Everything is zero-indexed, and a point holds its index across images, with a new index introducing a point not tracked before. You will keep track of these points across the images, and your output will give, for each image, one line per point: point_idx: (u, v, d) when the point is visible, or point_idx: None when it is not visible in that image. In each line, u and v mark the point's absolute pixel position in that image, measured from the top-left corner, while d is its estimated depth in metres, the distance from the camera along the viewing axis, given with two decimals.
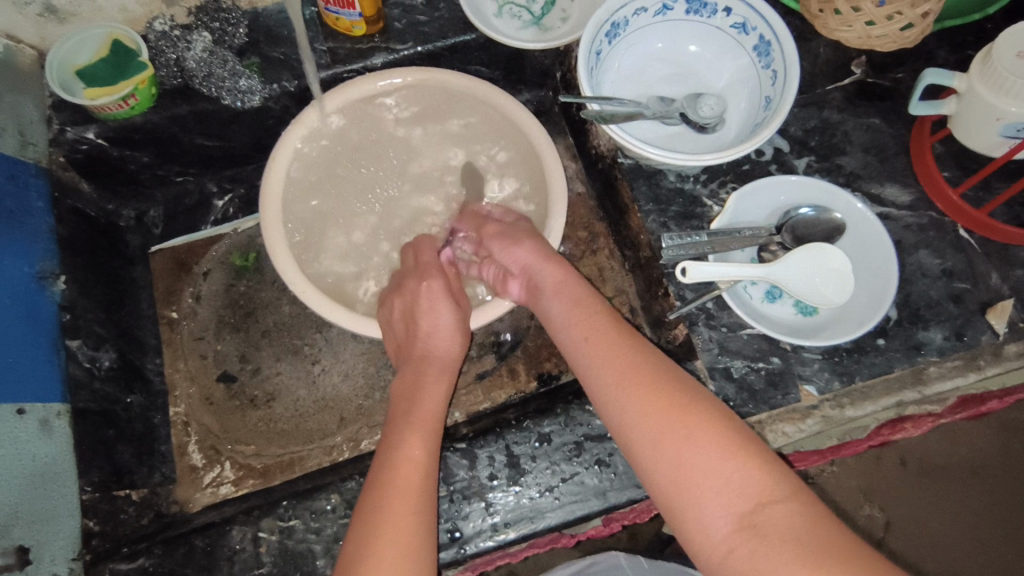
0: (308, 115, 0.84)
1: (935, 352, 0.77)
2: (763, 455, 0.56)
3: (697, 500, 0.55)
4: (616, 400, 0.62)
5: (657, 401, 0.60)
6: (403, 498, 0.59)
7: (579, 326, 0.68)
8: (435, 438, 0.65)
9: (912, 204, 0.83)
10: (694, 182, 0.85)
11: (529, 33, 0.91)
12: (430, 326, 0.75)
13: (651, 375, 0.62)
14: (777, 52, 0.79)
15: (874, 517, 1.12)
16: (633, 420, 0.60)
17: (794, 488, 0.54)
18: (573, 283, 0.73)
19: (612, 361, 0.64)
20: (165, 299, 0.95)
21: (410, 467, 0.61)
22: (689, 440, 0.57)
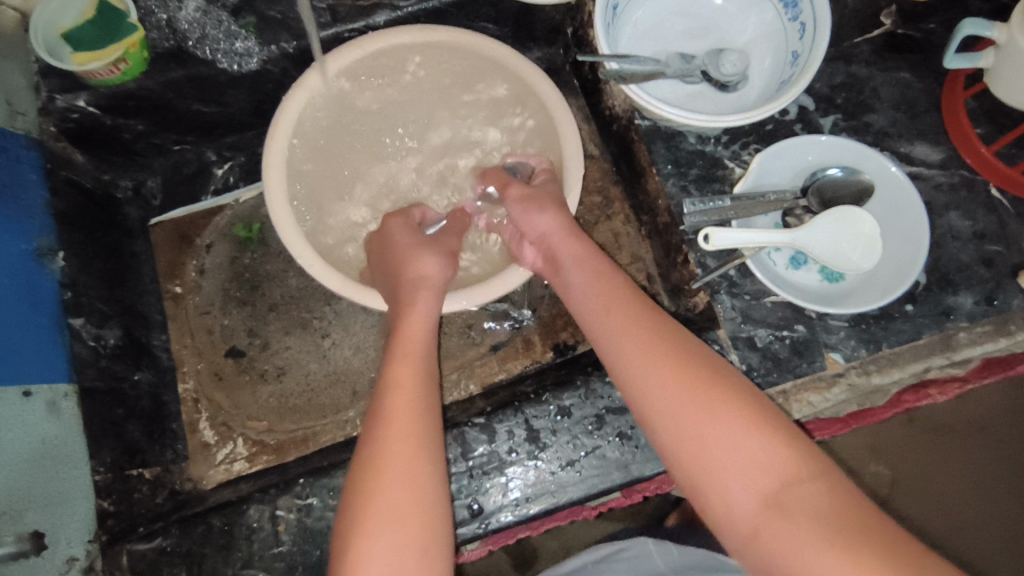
0: (309, 78, 0.79)
1: (965, 317, 0.75)
2: (788, 430, 0.54)
3: (719, 475, 0.53)
4: (631, 369, 0.60)
5: (678, 373, 0.57)
6: (403, 417, 0.58)
7: (599, 295, 0.66)
8: (425, 360, 0.64)
9: (943, 162, 0.80)
10: (715, 144, 0.81)
11: None
12: (409, 253, 0.73)
13: (671, 343, 0.60)
14: (806, 3, 0.74)
15: (880, 475, 1.11)
16: (652, 392, 0.58)
17: (821, 465, 0.53)
18: (593, 258, 0.69)
19: (629, 331, 0.62)
20: (168, 274, 0.93)
21: (405, 388, 0.61)
22: (713, 414, 0.55)
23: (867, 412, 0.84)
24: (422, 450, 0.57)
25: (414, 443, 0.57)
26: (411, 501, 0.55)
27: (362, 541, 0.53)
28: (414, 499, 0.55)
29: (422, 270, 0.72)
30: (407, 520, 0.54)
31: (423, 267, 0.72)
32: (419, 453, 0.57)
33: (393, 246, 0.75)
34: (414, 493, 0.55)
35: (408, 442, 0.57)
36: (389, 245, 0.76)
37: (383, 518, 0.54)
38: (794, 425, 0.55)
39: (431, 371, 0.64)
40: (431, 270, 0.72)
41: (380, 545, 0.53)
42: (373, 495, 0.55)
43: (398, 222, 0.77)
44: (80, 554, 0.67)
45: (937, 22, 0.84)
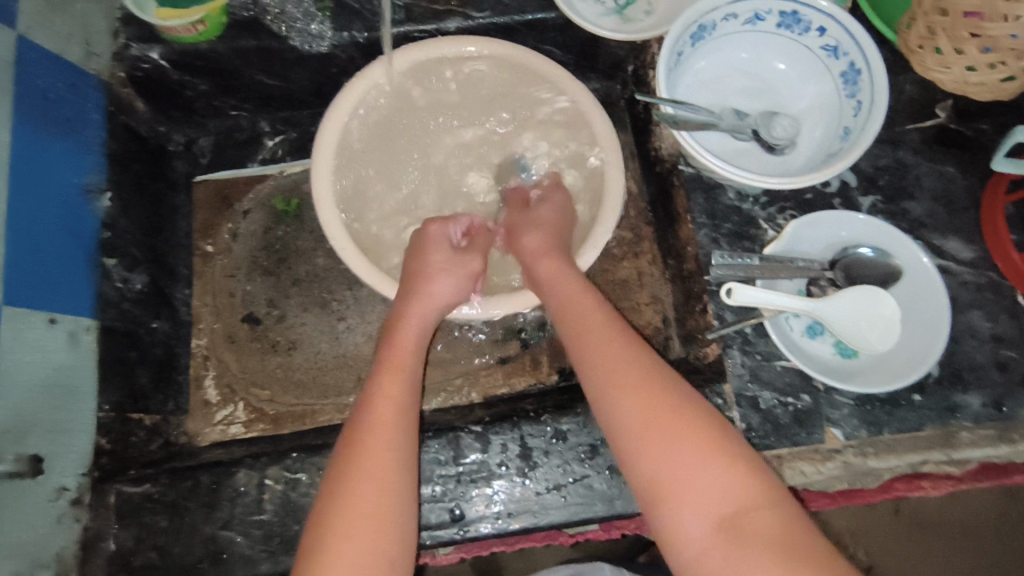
0: (373, 69, 0.81)
1: (970, 417, 0.75)
2: (752, 463, 0.55)
3: (674, 495, 0.55)
4: (604, 391, 0.62)
5: (647, 404, 0.59)
6: (379, 435, 0.62)
7: (580, 320, 0.69)
8: (409, 381, 0.67)
9: (973, 261, 0.81)
10: (753, 203, 0.83)
11: (610, 21, 0.88)
12: (429, 270, 0.77)
13: (644, 376, 0.61)
14: (866, 81, 0.76)
15: (857, 560, 1.10)
16: (620, 412, 0.60)
17: (776, 496, 0.54)
18: (564, 275, 0.73)
19: (607, 350, 0.65)
20: (202, 232, 0.95)
21: (384, 407, 0.64)
22: (671, 437, 0.56)
23: (856, 491, 0.82)
24: (391, 470, 0.60)
25: (383, 462, 0.60)
26: (375, 517, 0.57)
27: (324, 547, 0.55)
28: (378, 515, 0.58)
29: (433, 290, 0.75)
30: (368, 533, 0.56)
31: (436, 286, 0.76)
32: (390, 475, 0.60)
33: (421, 256, 0.79)
34: (381, 511, 0.58)
35: (378, 462, 0.60)
36: (415, 257, 0.79)
37: (347, 528, 0.56)
38: (758, 457, 0.56)
39: (414, 393, 0.67)
40: (443, 292, 0.76)
41: (341, 553, 0.55)
42: (340, 506, 0.58)
43: (438, 229, 0.81)
44: (71, 485, 0.69)
45: (990, 123, 0.85)
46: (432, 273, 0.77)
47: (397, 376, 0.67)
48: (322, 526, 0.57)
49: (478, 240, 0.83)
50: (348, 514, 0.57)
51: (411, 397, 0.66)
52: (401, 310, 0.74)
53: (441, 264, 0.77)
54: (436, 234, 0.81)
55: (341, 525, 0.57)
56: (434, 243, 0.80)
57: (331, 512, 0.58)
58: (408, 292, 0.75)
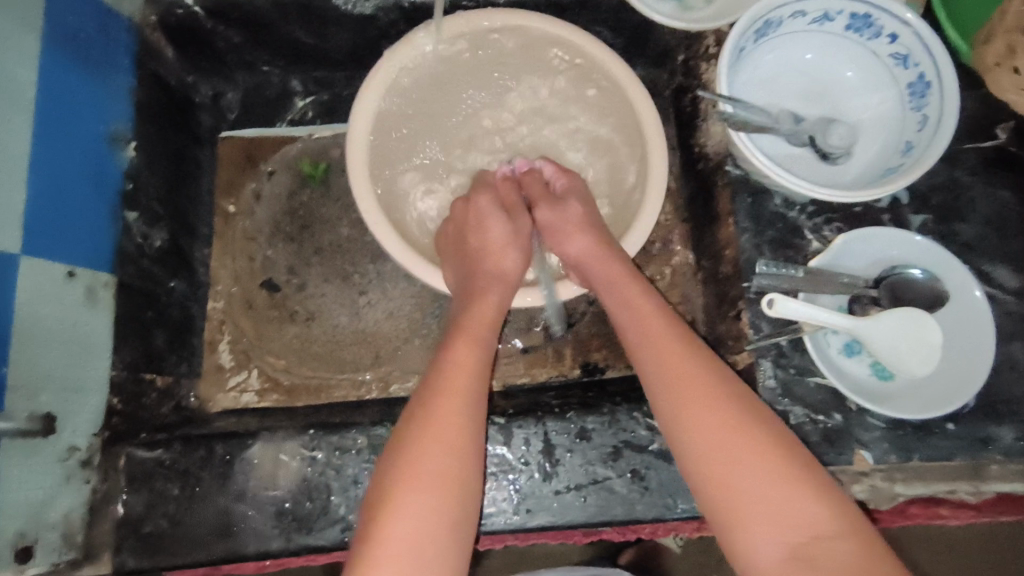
0: (419, 36, 0.78)
1: (1002, 451, 0.74)
2: (826, 488, 0.55)
3: (749, 519, 0.55)
4: (674, 402, 0.61)
5: (721, 422, 0.59)
6: (457, 398, 0.61)
7: (643, 323, 0.67)
8: (485, 348, 0.66)
9: (1021, 291, 0.78)
10: (800, 212, 0.80)
11: (667, 7, 0.84)
12: (494, 246, 0.74)
13: (719, 391, 0.60)
14: (935, 96, 0.73)
15: None
16: (690, 428, 0.59)
17: (851, 523, 0.54)
18: (616, 267, 0.71)
19: (673, 358, 0.63)
20: (225, 191, 0.92)
21: (458, 371, 0.63)
22: (745, 458, 0.57)
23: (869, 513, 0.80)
24: (465, 434, 0.60)
25: (458, 425, 0.60)
26: (448, 479, 0.57)
27: (395, 504, 0.55)
28: (449, 476, 0.57)
29: (504, 268, 0.74)
30: (442, 495, 0.56)
31: (504, 263, 0.74)
32: (463, 438, 0.59)
33: (480, 232, 0.75)
34: (453, 473, 0.58)
35: (452, 423, 0.60)
36: (472, 232, 0.75)
37: (420, 486, 0.56)
38: (832, 482, 0.56)
39: (488, 364, 0.66)
40: (511, 268, 0.74)
41: (412, 512, 0.55)
42: (411, 464, 0.57)
43: (489, 199, 0.77)
44: (81, 446, 0.66)
45: None
46: (499, 245, 0.74)
47: (473, 347, 0.65)
48: (392, 483, 0.56)
49: (514, 197, 0.79)
50: (420, 474, 0.57)
51: (485, 364, 0.65)
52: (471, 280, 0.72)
53: (507, 238, 0.75)
54: (486, 206, 0.77)
55: (417, 483, 0.56)
56: (491, 218, 0.76)
57: (402, 471, 0.57)
58: (476, 265, 0.73)
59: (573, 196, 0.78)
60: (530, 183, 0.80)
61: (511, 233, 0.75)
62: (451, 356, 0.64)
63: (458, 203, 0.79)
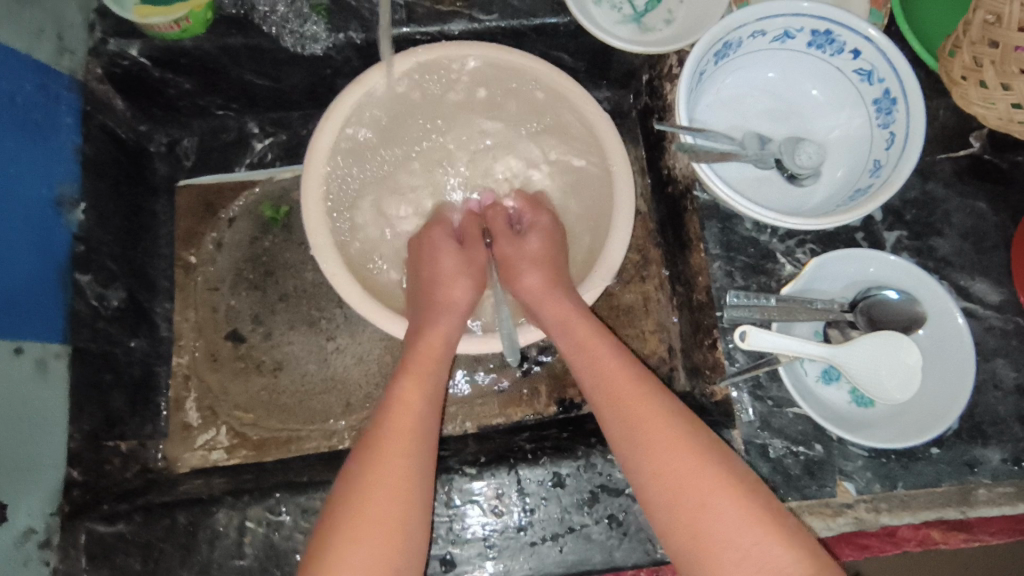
0: (370, 76, 0.76)
1: (988, 473, 0.71)
2: (794, 533, 0.55)
3: (715, 565, 0.54)
4: (640, 442, 0.61)
5: (678, 461, 0.58)
6: (406, 440, 0.61)
7: (605, 361, 0.67)
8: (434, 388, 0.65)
9: (1000, 305, 0.77)
10: (771, 235, 0.78)
11: (626, 30, 0.83)
12: (444, 276, 0.75)
13: (673, 427, 0.61)
14: (900, 113, 0.71)
15: None
16: (657, 468, 0.59)
17: (818, 565, 0.53)
18: (580, 317, 0.70)
19: (636, 396, 0.63)
20: (184, 241, 0.89)
21: (405, 411, 0.62)
22: (709, 501, 0.56)
23: (860, 539, 0.75)
24: (410, 477, 0.59)
25: (402, 467, 0.59)
26: (396, 525, 0.56)
27: (340, 552, 0.54)
28: (394, 519, 0.56)
29: (451, 296, 0.74)
30: (390, 543, 0.55)
31: (455, 292, 0.74)
32: (408, 482, 0.59)
33: (430, 263, 0.76)
34: (397, 518, 0.57)
35: (397, 463, 0.59)
36: (423, 262, 0.77)
37: (363, 533, 0.55)
38: (798, 523, 0.56)
39: (435, 398, 0.65)
40: (461, 296, 0.74)
41: (356, 562, 0.54)
42: (354, 511, 0.56)
43: (438, 232, 0.79)
44: (39, 526, 0.65)
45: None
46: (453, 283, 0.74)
47: (419, 381, 0.65)
48: (335, 533, 0.55)
49: (476, 229, 0.81)
50: (366, 520, 0.56)
51: (434, 404, 0.65)
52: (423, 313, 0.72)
53: (456, 267, 0.76)
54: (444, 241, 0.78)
55: (361, 530, 0.55)
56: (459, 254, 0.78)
57: (348, 515, 0.56)
58: (426, 300, 0.73)
59: (533, 230, 0.78)
60: (493, 218, 0.81)
61: (460, 265, 0.76)
62: (399, 396, 0.63)
63: (415, 239, 0.79)
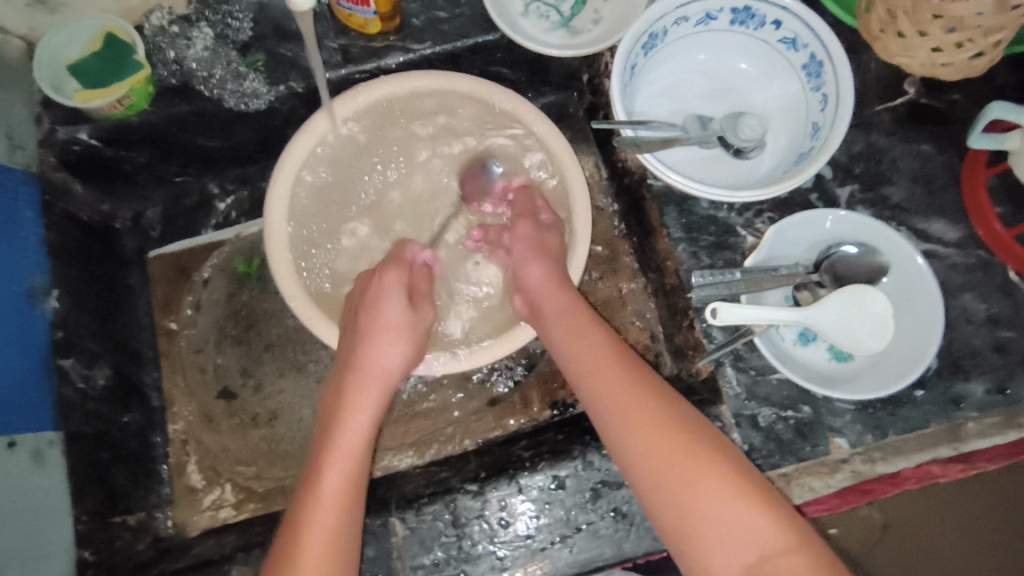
0: (316, 123, 0.79)
1: (974, 407, 0.73)
2: (776, 504, 0.56)
3: (704, 540, 0.56)
4: (622, 429, 0.63)
5: (657, 442, 0.60)
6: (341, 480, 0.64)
7: (586, 356, 0.69)
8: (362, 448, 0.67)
9: (960, 242, 0.78)
10: (728, 211, 0.80)
11: (556, 36, 0.85)
12: (383, 330, 0.73)
13: (652, 409, 0.63)
14: (830, 73, 0.73)
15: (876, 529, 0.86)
16: (639, 453, 0.61)
17: (799, 533, 0.55)
18: (578, 311, 0.73)
19: (614, 388, 0.65)
20: (163, 309, 0.90)
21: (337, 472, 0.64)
22: (692, 480, 0.58)
23: (863, 487, 0.74)
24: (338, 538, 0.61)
25: (332, 528, 0.61)
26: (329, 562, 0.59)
27: None
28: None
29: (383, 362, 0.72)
30: None
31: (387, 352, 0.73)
32: (338, 536, 0.61)
33: (377, 311, 0.74)
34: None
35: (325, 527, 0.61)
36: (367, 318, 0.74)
37: None
38: (778, 495, 0.57)
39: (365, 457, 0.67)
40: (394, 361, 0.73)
41: None
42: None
43: (394, 274, 0.77)
44: None
45: (959, 93, 0.82)
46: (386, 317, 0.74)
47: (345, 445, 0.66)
48: None
49: (422, 283, 0.80)
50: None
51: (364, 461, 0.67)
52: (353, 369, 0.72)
53: (399, 322, 0.74)
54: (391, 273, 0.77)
55: None
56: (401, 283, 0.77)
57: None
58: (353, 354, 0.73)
59: (550, 229, 0.79)
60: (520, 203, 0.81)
61: (400, 318, 0.74)
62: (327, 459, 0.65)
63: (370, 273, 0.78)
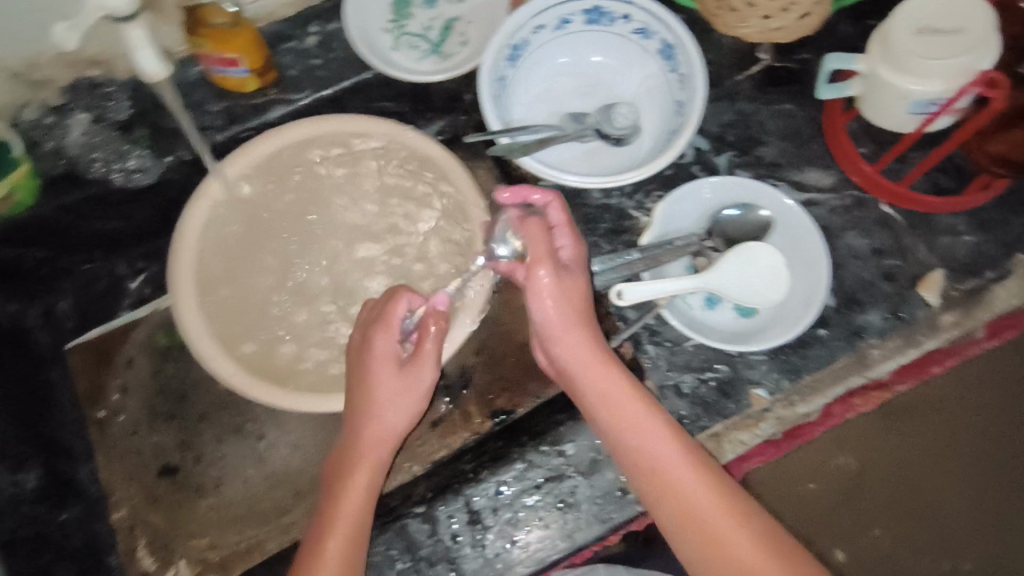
0: (209, 188, 0.81)
1: (875, 335, 0.78)
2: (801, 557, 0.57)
3: None
4: (647, 460, 0.62)
5: (684, 482, 0.61)
6: (344, 514, 0.65)
7: (598, 379, 0.66)
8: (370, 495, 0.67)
9: (835, 185, 0.83)
10: (620, 196, 0.84)
11: (428, 63, 0.89)
12: (383, 397, 0.67)
13: (661, 434, 0.63)
14: (682, 54, 0.78)
15: (847, 468, 0.92)
16: (665, 487, 0.61)
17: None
18: (584, 325, 0.67)
19: (639, 419, 0.64)
20: (90, 400, 0.89)
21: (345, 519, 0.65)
22: (721, 525, 0.58)
23: (795, 431, 0.82)
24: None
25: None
26: None
27: None
28: None
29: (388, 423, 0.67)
30: None
31: (389, 416, 0.67)
32: None
33: (370, 386, 0.67)
34: None
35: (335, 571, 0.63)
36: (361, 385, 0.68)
37: None
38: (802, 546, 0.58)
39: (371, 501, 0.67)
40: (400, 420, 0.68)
41: None
42: None
43: (382, 343, 0.67)
44: None
45: (810, 51, 0.87)
46: (378, 357, 0.67)
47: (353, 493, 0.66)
48: None
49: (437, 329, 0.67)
50: None
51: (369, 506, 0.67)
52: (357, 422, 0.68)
53: (398, 392, 0.67)
54: (389, 309, 0.67)
55: None
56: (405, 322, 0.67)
57: None
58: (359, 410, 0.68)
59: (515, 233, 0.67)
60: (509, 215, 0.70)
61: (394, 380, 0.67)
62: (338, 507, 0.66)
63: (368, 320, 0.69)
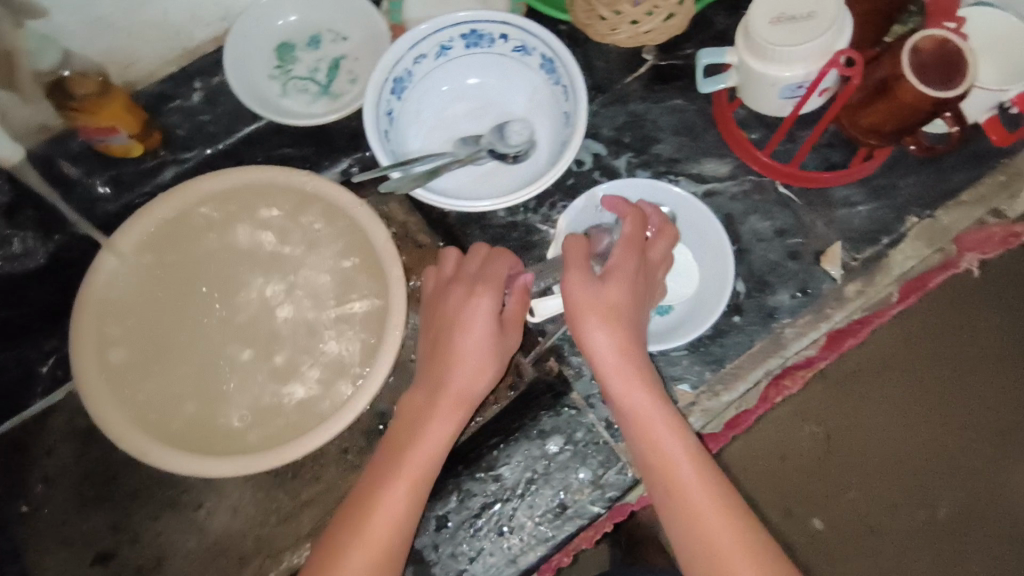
0: (104, 261, 0.81)
1: (786, 314, 0.79)
2: None
3: None
4: (661, 473, 0.61)
5: (694, 501, 0.59)
6: (394, 494, 0.62)
7: (623, 383, 0.64)
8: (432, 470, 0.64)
9: (732, 172, 0.85)
10: (525, 212, 0.85)
11: (320, 104, 0.88)
12: (471, 352, 0.67)
13: (678, 449, 0.61)
14: (561, 67, 0.79)
15: (815, 437, 0.94)
16: (675, 503, 0.59)
17: None
18: (634, 316, 0.65)
19: (652, 432, 0.62)
20: (13, 495, 0.86)
21: (395, 497, 0.62)
22: (726, 548, 0.56)
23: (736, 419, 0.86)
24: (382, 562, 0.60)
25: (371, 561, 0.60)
26: None
27: None
28: None
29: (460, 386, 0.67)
30: None
31: (464, 378, 0.67)
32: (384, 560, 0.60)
33: (463, 335, 0.67)
34: None
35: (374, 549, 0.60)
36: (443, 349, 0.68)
37: None
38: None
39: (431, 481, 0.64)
40: (470, 385, 0.67)
41: None
42: None
43: (484, 303, 0.67)
44: None
45: (693, 45, 0.89)
46: (480, 310, 0.67)
47: (409, 466, 0.64)
48: None
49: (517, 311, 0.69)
50: None
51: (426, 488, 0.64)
52: (424, 397, 0.67)
53: (479, 354, 0.67)
54: (492, 269, 0.70)
55: None
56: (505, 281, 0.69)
57: None
58: (434, 379, 0.68)
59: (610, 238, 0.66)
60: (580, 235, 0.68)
61: (485, 335, 0.67)
62: (390, 480, 0.63)
63: (445, 292, 0.70)
